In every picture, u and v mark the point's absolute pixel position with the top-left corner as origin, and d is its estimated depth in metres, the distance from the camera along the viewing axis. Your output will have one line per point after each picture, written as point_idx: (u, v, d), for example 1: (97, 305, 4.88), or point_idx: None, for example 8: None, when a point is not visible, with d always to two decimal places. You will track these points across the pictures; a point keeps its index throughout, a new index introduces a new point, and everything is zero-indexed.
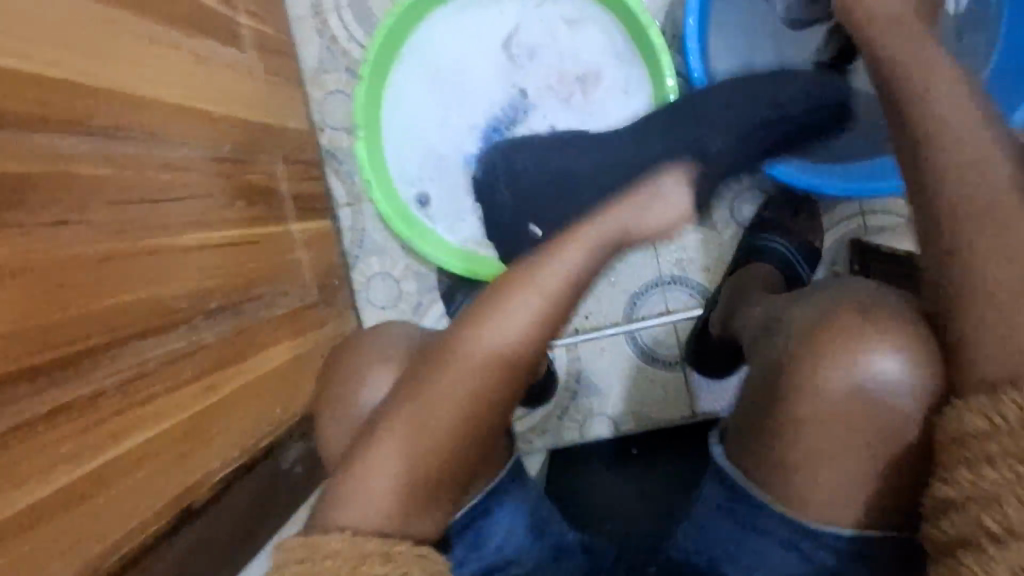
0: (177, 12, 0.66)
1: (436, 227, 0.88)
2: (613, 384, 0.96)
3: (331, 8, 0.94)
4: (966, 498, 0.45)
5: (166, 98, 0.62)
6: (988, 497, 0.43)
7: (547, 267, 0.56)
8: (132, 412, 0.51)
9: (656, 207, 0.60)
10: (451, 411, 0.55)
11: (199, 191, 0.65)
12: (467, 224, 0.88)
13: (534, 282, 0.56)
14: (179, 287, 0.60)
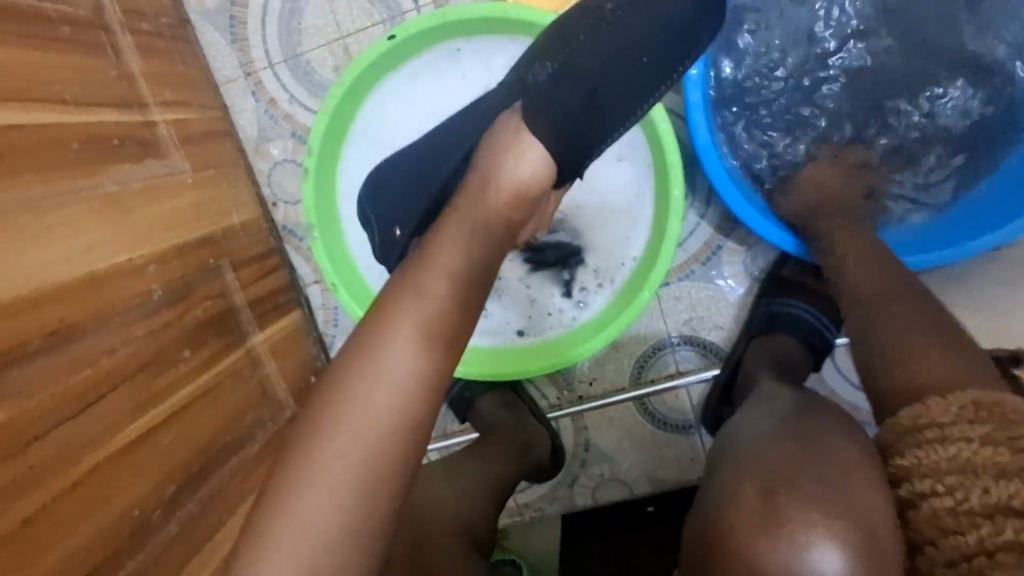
0: (68, 152, 0.55)
1: (375, 282, 0.77)
2: (624, 451, 0.90)
3: (264, 65, 0.80)
4: (930, 495, 0.48)
5: (69, 274, 0.52)
6: (948, 489, 0.47)
7: (425, 355, 0.52)
8: None
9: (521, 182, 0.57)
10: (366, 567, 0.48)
11: (135, 366, 0.56)
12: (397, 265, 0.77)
13: (418, 382, 0.52)
14: (129, 495, 0.53)
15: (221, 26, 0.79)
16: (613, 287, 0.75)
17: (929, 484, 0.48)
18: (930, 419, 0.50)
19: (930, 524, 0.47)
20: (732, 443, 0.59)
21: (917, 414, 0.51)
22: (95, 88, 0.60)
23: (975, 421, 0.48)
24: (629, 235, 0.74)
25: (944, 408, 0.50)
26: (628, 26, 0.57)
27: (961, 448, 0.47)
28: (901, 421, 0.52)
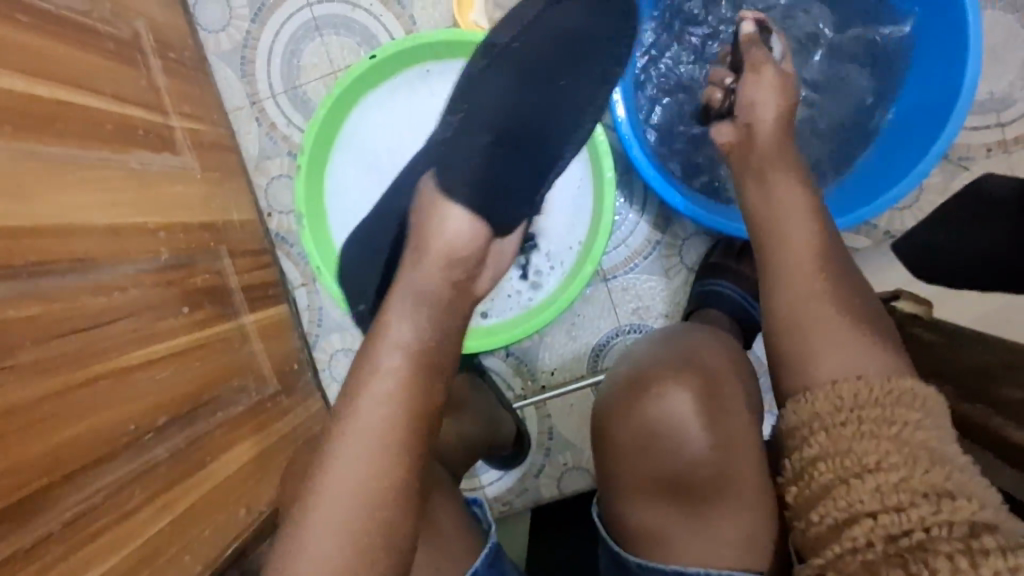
0: (103, 130, 0.67)
1: None
2: (585, 437, 0.96)
3: (267, 96, 0.95)
4: (831, 486, 0.50)
5: (94, 220, 0.62)
6: (837, 485, 0.49)
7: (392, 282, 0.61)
8: (75, 554, 0.50)
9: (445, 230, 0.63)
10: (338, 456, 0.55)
11: (139, 307, 0.65)
12: None
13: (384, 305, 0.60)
14: (124, 409, 0.59)
15: (234, 64, 0.95)
16: (563, 269, 0.86)
17: (823, 482, 0.51)
18: (817, 412, 0.56)
19: (822, 532, 0.48)
20: (640, 364, 0.71)
21: (804, 402, 0.58)
22: (127, 90, 0.73)
23: (853, 405, 0.55)
24: (575, 224, 0.86)
25: (827, 391, 0.58)
26: (522, 58, 0.69)
27: (841, 433, 0.52)
28: (796, 412, 0.58)
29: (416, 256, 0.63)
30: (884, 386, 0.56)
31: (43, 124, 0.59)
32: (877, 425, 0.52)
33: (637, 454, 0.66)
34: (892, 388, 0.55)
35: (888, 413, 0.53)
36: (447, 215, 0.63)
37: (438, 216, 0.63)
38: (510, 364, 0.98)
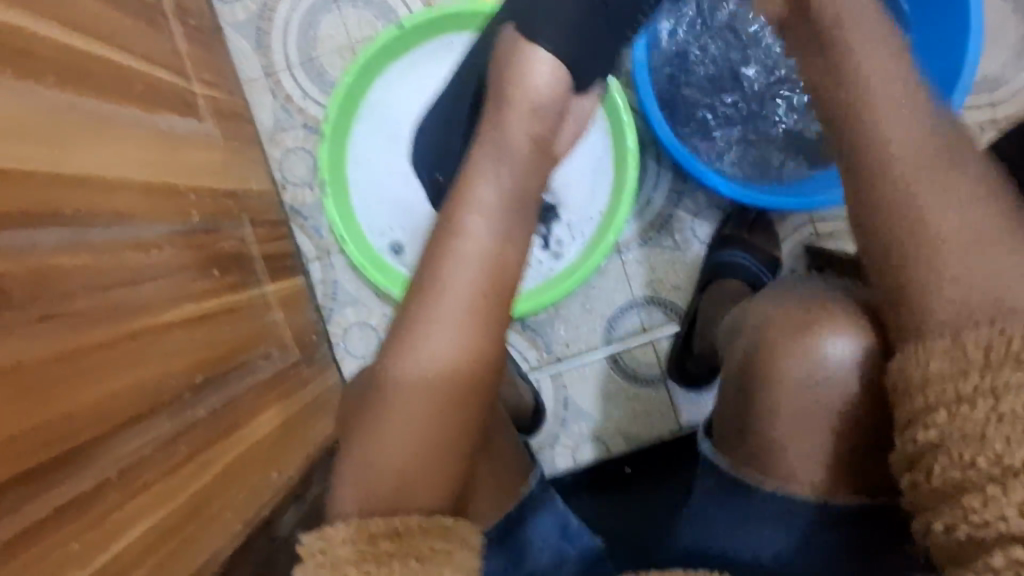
0: (134, 88, 0.66)
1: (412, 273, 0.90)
2: (600, 407, 0.98)
3: (283, 67, 0.95)
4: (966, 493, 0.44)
5: (131, 176, 0.61)
6: (968, 488, 0.44)
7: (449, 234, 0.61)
8: (129, 504, 0.50)
9: (527, 82, 0.64)
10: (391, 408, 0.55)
11: (174, 266, 0.64)
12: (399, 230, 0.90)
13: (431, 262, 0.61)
14: (165, 365, 0.59)
15: (249, 35, 0.94)
16: (583, 238, 0.88)
17: (949, 479, 0.46)
18: (935, 379, 0.48)
19: (953, 543, 0.45)
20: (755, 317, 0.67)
21: (921, 365, 0.49)
22: (153, 51, 0.72)
23: (982, 369, 0.46)
24: (595, 194, 0.89)
25: (944, 350, 0.49)
26: None
27: (968, 418, 0.45)
28: (908, 379, 0.50)
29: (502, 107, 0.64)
30: (1017, 333, 0.46)
31: (81, 75, 0.58)
32: (1011, 402, 0.44)
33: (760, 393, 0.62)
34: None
35: None
36: (534, 61, 0.64)
37: (524, 58, 0.64)
38: (526, 337, 0.99)
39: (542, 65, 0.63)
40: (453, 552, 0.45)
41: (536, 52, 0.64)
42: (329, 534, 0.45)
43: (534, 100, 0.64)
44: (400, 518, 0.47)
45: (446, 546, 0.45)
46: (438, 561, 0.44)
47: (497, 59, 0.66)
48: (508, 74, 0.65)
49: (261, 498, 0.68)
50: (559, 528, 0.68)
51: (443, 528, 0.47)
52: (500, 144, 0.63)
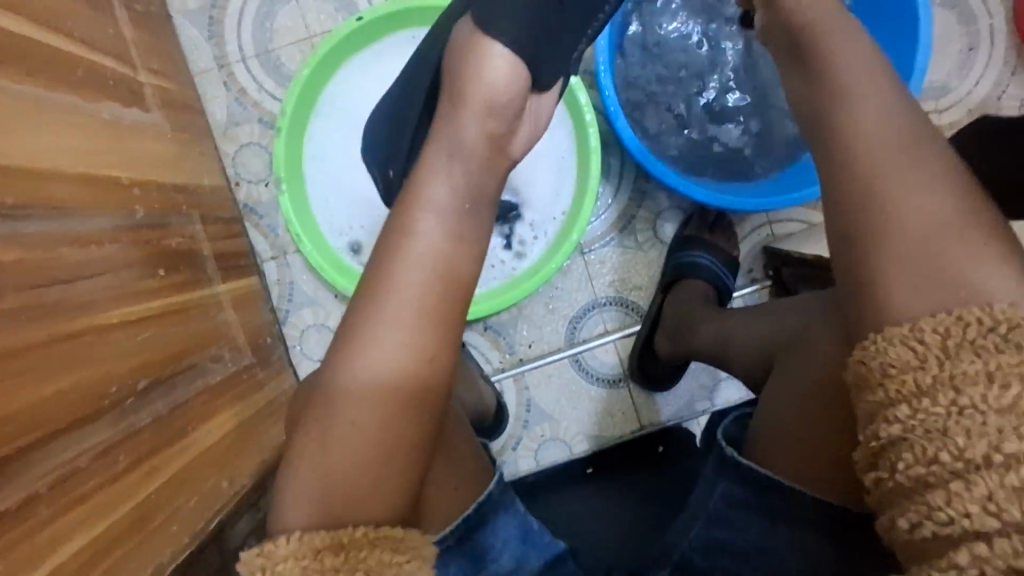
0: (74, 75, 0.62)
1: None
2: (563, 409, 0.98)
3: (237, 59, 0.91)
4: (932, 485, 0.41)
5: (70, 168, 0.57)
6: (932, 486, 0.41)
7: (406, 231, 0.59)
8: (64, 516, 0.46)
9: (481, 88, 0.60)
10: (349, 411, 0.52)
11: (116, 264, 0.60)
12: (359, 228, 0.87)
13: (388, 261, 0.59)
14: (106, 368, 0.55)
15: (201, 24, 0.90)
16: (547, 238, 0.88)
17: (914, 476, 0.42)
18: (896, 370, 0.44)
19: (919, 542, 0.41)
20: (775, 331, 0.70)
21: (881, 354, 0.46)
22: (96, 37, 0.69)
23: (942, 358, 0.43)
24: (558, 194, 0.88)
25: (904, 339, 0.45)
26: None
27: (929, 411, 0.42)
28: (868, 369, 0.46)
29: (457, 112, 0.60)
30: (975, 319, 0.43)
31: (13, 58, 0.54)
32: (973, 393, 0.41)
33: (792, 398, 0.59)
34: (994, 322, 0.43)
35: (1000, 366, 0.41)
36: (485, 57, 0.60)
37: (478, 56, 0.60)
38: (488, 338, 0.98)
39: (498, 62, 0.59)
40: (403, 564, 0.46)
41: (496, 47, 0.59)
42: (270, 551, 0.45)
43: (489, 97, 0.60)
44: (348, 531, 0.46)
45: (397, 559, 0.46)
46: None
47: (452, 54, 0.62)
48: (461, 74, 0.60)
49: (212, 509, 0.65)
50: (521, 533, 0.64)
51: (393, 539, 0.47)
52: (450, 138, 0.60)
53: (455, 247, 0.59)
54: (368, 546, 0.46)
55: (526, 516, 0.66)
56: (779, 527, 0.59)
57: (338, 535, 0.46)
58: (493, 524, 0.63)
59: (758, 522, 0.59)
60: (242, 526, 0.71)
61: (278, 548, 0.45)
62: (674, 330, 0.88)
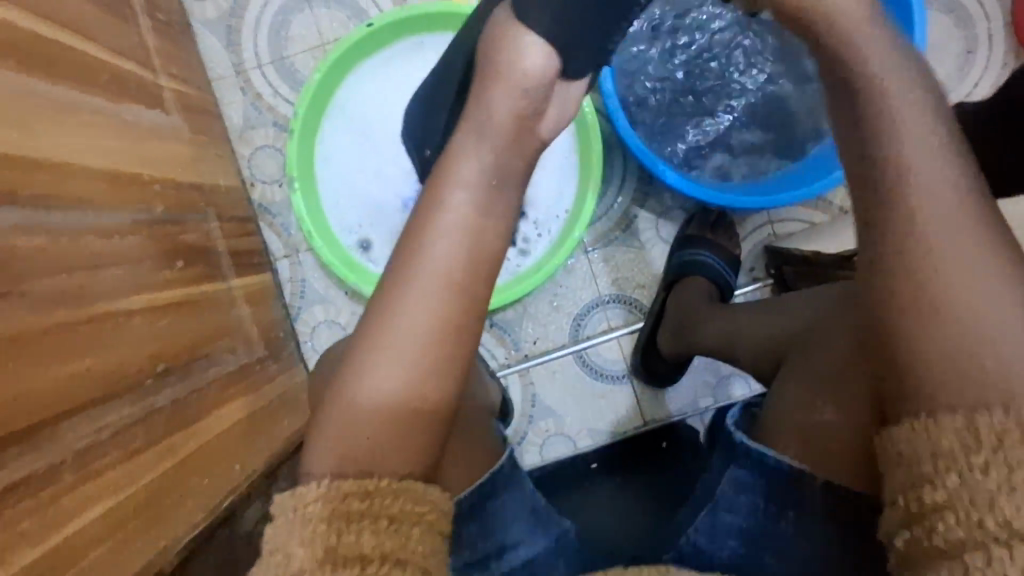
0: (99, 78, 0.66)
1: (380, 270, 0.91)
2: (567, 404, 0.99)
3: (254, 66, 0.95)
4: (970, 553, 0.40)
5: (94, 163, 0.61)
6: (967, 549, 0.40)
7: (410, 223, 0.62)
8: (84, 487, 0.49)
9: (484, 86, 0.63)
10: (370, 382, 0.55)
11: (136, 255, 0.64)
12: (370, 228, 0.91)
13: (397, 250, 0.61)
14: (124, 352, 0.58)
15: (219, 32, 0.95)
16: (550, 236, 0.91)
17: (951, 541, 0.41)
18: (945, 439, 0.44)
19: None
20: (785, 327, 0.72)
21: (919, 431, 0.45)
22: (120, 44, 0.73)
23: (997, 440, 0.42)
24: (561, 193, 0.91)
25: (956, 426, 0.44)
26: None
27: (980, 484, 0.41)
28: (904, 440, 0.46)
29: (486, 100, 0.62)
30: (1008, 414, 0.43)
31: (43, 61, 0.58)
32: None
33: (803, 394, 0.60)
34: None
35: None
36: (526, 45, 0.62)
37: (514, 42, 0.62)
38: (494, 335, 1.00)
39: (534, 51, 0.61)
40: (424, 515, 0.48)
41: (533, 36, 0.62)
42: (301, 494, 0.47)
43: (497, 90, 0.62)
44: (374, 482, 0.48)
45: (417, 510, 0.48)
46: (408, 531, 0.46)
47: (490, 40, 0.64)
48: (495, 60, 0.63)
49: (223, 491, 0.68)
50: (528, 511, 0.67)
51: (415, 492, 0.49)
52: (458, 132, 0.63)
53: (477, 235, 0.60)
54: (390, 499, 0.47)
55: (533, 494, 0.68)
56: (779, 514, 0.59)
57: (361, 484, 0.48)
58: (500, 496, 0.65)
59: (762, 505, 0.60)
60: (252, 512, 0.73)
61: (307, 492, 0.47)
62: (678, 325, 0.90)
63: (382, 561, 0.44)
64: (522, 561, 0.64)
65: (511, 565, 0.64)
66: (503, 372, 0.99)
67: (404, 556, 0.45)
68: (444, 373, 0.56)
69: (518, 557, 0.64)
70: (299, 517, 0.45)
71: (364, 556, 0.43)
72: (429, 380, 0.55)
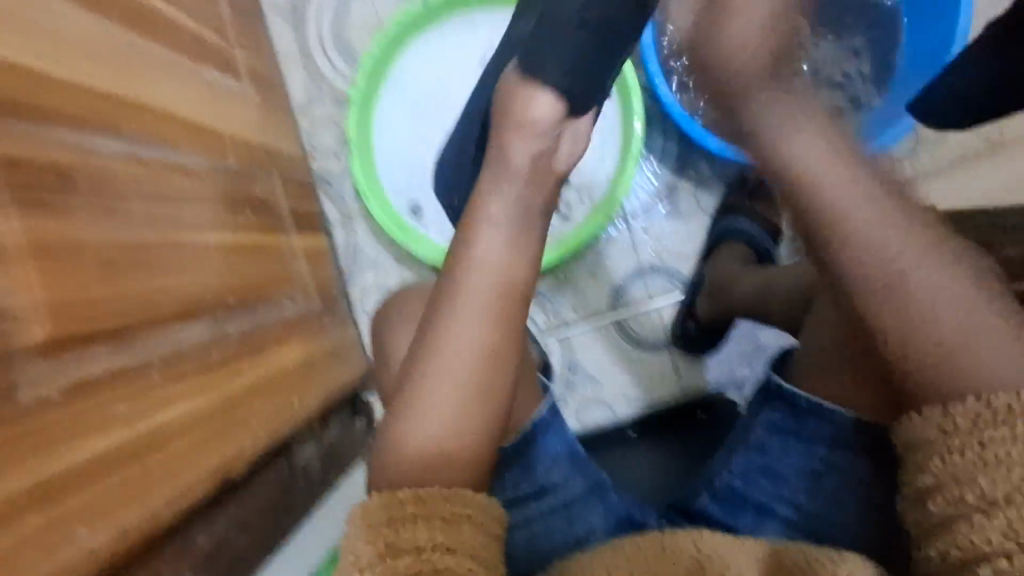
0: (184, 41, 0.73)
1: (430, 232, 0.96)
2: (605, 371, 1.02)
3: (316, 45, 1.02)
4: (966, 515, 0.46)
5: (180, 113, 0.68)
6: (958, 519, 0.47)
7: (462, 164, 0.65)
8: (168, 387, 0.54)
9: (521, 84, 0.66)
10: (442, 321, 0.60)
11: (212, 199, 0.70)
12: (421, 192, 0.96)
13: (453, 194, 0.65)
14: (201, 280, 0.63)
15: (286, 13, 1.02)
16: (591, 202, 0.96)
17: (952, 508, 0.47)
18: (952, 422, 0.49)
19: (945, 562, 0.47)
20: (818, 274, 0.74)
21: (929, 419, 0.51)
22: (202, 15, 0.80)
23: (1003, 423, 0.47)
24: (603, 160, 0.95)
25: (965, 411, 0.49)
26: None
27: (986, 457, 0.46)
28: (914, 428, 0.51)
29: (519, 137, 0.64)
30: (1004, 403, 0.48)
31: (138, 18, 0.64)
32: None
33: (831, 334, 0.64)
34: None
35: None
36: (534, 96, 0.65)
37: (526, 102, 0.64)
38: (536, 301, 1.03)
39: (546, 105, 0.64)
40: (474, 518, 0.50)
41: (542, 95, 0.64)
42: (364, 503, 0.51)
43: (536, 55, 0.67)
44: (427, 490, 0.51)
45: (467, 513, 0.50)
46: (461, 529, 0.49)
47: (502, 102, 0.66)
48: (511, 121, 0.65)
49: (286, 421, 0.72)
50: (568, 454, 0.71)
51: (466, 496, 0.52)
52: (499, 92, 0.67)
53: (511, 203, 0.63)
54: (442, 503, 0.50)
55: (569, 439, 0.72)
56: (816, 452, 0.63)
57: (414, 492, 0.51)
58: (540, 439, 0.70)
59: (798, 442, 0.64)
60: (307, 450, 0.78)
61: (369, 500, 0.51)
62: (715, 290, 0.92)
63: (430, 555, 0.46)
64: (561, 502, 0.69)
65: (550, 507, 0.69)
66: (544, 337, 1.03)
67: (452, 549, 0.47)
68: (491, 310, 0.61)
69: (557, 498, 0.69)
70: (359, 522, 0.50)
71: (414, 552, 0.46)
72: (486, 313, 0.61)
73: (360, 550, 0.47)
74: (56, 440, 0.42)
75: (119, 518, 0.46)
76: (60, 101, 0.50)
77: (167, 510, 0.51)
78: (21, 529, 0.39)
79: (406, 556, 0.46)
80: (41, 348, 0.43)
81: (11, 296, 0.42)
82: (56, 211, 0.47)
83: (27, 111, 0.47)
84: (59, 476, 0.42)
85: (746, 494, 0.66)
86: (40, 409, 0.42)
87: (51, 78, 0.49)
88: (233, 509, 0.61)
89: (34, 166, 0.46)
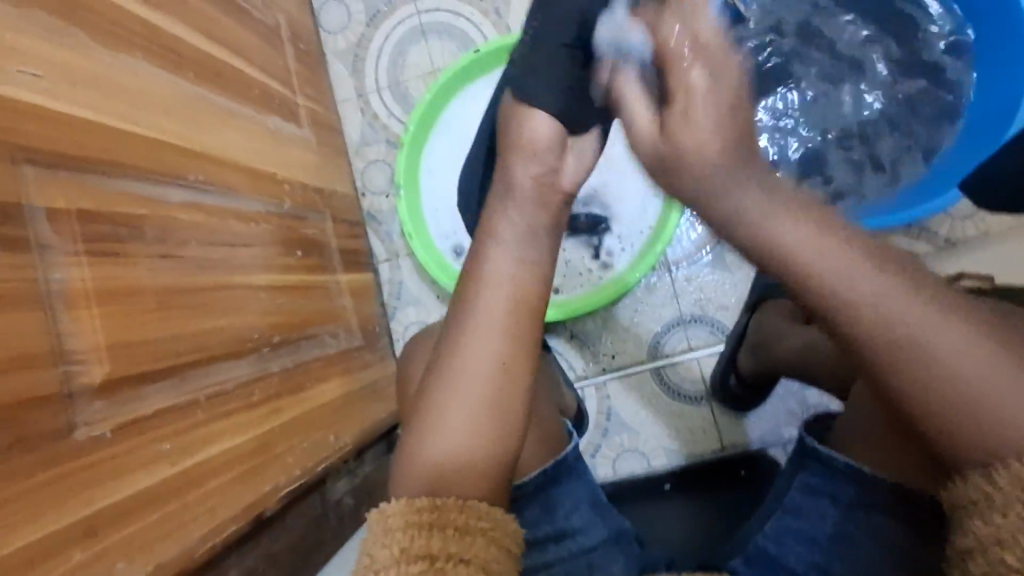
0: (251, 93, 0.78)
1: None
2: (642, 421, 1.00)
3: (373, 90, 1.07)
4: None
5: (243, 161, 0.72)
6: None
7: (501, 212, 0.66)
8: (213, 424, 0.57)
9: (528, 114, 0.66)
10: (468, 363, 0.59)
11: (267, 240, 0.74)
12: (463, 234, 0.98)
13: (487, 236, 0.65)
14: (249, 319, 0.67)
15: (347, 60, 1.08)
16: (633, 251, 0.95)
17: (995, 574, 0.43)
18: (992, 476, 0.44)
19: None
20: None
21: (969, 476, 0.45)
22: (270, 67, 0.85)
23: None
24: (646, 211, 0.95)
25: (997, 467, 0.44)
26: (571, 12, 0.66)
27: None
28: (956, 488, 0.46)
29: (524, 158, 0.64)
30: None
31: (211, 74, 0.69)
32: None
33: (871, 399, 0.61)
34: None
35: None
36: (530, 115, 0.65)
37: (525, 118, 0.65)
38: (573, 346, 1.02)
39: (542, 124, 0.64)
40: (489, 530, 0.51)
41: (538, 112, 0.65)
42: (382, 509, 0.52)
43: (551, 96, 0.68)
44: (443, 499, 0.52)
45: (482, 526, 0.51)
46: (473, 541, 0.49)
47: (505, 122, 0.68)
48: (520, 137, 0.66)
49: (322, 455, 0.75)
50: (591, 500, 0.72)
51: (479, 508, 0.52)
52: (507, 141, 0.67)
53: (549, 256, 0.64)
54: (456, 513, 0.51)
55: (595, 490, 0.73)
56: (848, 518, 0.60)
57: (431, 500, 0.51)
58: (561, 481, 0.70)
59: (828, 508, 0.61)
60: (341, 484, 0.79)
61: (388, 507, 0.51)
62: (759, 345, 0.89)
63: (443, 564, 0.47)
64: (581, 547, 0.68)
65: (572, 551, 0.67)
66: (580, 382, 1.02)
67: (465, 561, 0.48)
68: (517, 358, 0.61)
69: (580, 543, 0.68)
70: (376, 530, 0.51)
71: (426, 560, 0.47)
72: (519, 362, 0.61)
73: (377, 555, 0.48)
74: (104, 477, 0.45)
75: (153, 554, 0.49)
76: (134, 156, 0.54)
77: (202, 545, 0.53)
78: (69, 562, 0.42)
79: (418, 564, 0.47)
80: (99, 388, 0.46)
81: (76, 339, 0.45)
82: (124, 258, 0.51)
83: (101, 168, 0.50)
84: (104, 512, 0.45)
85: (775, 558, 0.63)
86: (92, 447, 0.45)
87: (126, 136, 0.54)
88: (265, 542, 0.62)
89: (102, 218, 0.49)
